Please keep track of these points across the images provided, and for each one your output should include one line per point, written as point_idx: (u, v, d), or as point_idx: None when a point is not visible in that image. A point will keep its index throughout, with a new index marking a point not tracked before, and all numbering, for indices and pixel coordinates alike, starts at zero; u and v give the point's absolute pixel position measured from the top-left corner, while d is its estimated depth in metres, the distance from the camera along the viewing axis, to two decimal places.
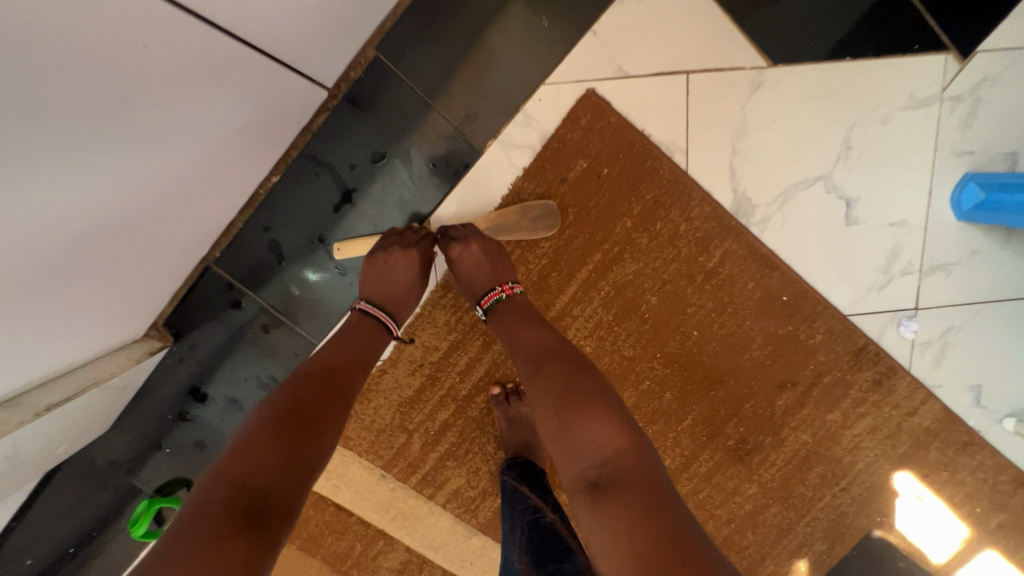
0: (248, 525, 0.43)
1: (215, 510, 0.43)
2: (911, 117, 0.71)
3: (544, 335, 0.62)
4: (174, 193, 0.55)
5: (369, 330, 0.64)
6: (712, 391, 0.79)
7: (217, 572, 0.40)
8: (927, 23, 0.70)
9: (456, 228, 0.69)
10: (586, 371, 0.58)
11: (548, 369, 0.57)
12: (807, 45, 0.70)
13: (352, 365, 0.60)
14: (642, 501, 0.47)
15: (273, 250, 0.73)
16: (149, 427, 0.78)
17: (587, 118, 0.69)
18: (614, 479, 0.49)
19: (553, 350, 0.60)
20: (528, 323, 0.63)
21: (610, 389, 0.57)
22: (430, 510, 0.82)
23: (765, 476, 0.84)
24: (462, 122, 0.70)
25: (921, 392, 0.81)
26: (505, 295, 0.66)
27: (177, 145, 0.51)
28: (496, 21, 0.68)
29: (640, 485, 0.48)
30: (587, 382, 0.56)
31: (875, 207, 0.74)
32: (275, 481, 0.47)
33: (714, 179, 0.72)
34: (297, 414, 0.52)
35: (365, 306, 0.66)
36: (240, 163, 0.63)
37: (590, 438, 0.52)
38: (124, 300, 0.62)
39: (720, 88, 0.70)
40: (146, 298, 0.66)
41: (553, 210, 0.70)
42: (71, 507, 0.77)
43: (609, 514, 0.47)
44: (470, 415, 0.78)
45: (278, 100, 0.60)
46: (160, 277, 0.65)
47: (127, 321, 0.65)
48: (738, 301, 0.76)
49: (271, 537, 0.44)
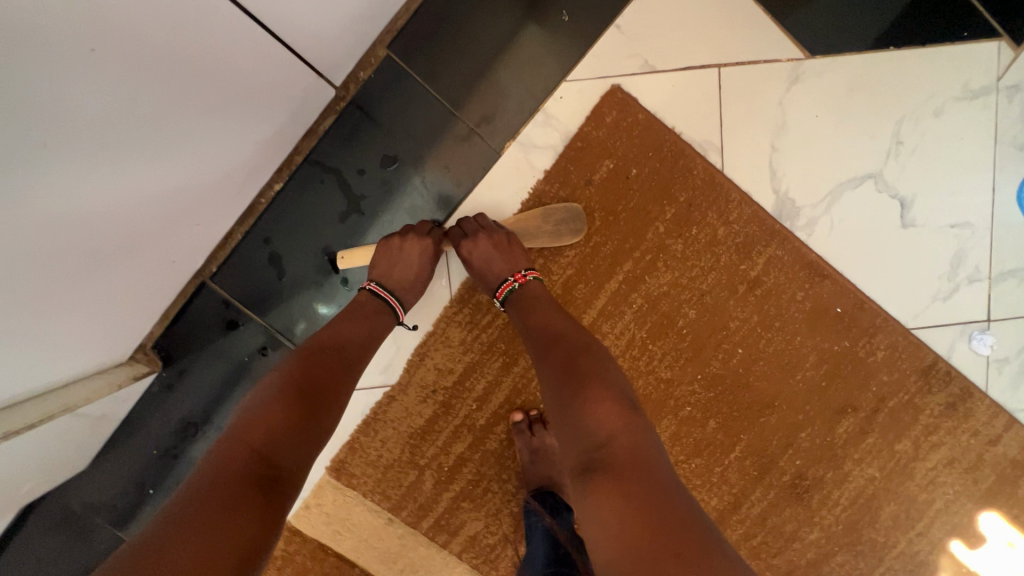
0: (250, 505, 0.39)
1: (215, 489, 0.39)
2: (965, 108, 0.66)
3: (549, 312, 0.56)
4: (172, 186, 0.50)
5: (375, 320, 0.59)
6: (761, 418, 0.70)
7: (227, 543, 0.36)
8: (976, 9, 0.65)
9: (469, 222, 0.64)
10: (592, 349, 0.51)
11: (548, 347, 0.52)
12: (847, 35, 0.65)
13: (364, 341, 0.56)
14: (634, 494, 0.40)
15: (274, 265, 0.67)
16: (130, 467, 0.70)
17: (613, 115, 0.65)
18: (608, 464, 0.43)
19: (558, 326, 0.54)
20: (535, 303, 0.58)
21: (619, 369, 0.50)
22: (443, 560, 0.72)
23: (828, 519, 0.72)
24: (478, 122, 0.66)
25: (1003, 417, 0.71)
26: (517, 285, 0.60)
27: (179, 124, 0.47)
28: (513, 17, 0.65)
29: (635, 475, 0.41)
30: (592, 361, 0.50)
31: (933, 207, 0.67)
32: (285, 452, 0.43)
33: (753, 179, 0.66)
34: (307, 384, 0.48)
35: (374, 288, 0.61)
36: (246, 160, 0.58)
37: (586, 418, 0.46)
38: (112, 314, 0.56)
39: (755, 81, 0.65)
40: (133, 311, 0.59)
41: (578, 213, 0.64)
42: (40, 558, 0.68)
43: (603, 508, 0.40)
44: (488, 449, 0.70)
45: (287, 92, 0.57)
46: (154, 288, 0.60)
47: (111, 338, 0.59)
48: (787, 314, 0.68)
49: (278, 509, 0.40)
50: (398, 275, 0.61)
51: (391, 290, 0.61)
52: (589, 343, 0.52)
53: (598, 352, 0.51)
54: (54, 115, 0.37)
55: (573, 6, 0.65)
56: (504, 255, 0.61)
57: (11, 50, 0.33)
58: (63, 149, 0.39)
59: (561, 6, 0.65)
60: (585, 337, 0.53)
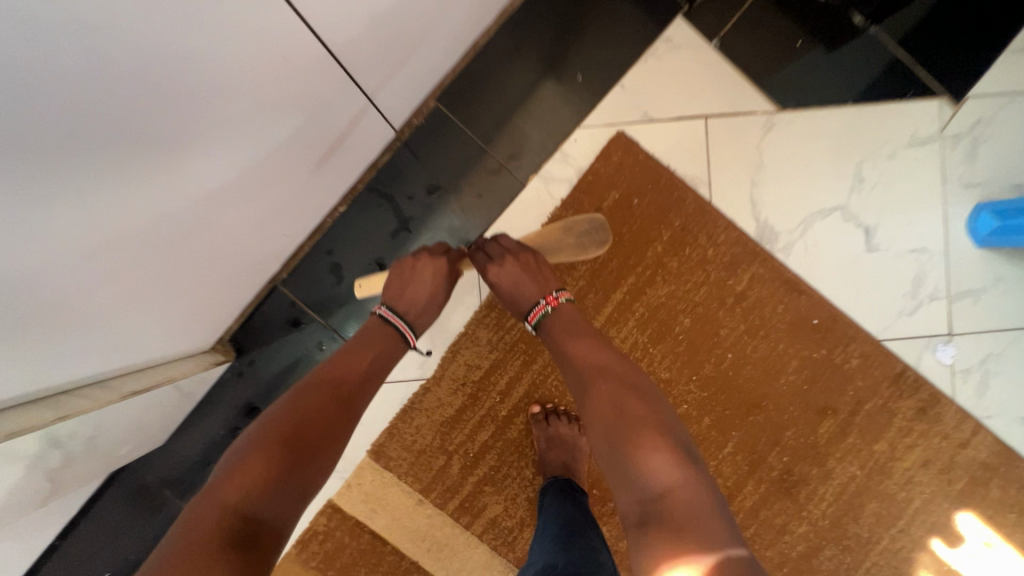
0: (230, 553, 0.42)
1: (199, 538, 0.42)
2: (915, 153, 0.78)
3: (598, 353, 0.61)
4: (213, 196, 0.54)
5: (390, 338, 0.66)
6: (751, 416, 0.79)
7: None
8: (922, 73, 0.78)
9: (493, 246, 0.72)
10: (645, 395, 0.56)
11: (603, 389, 0.56)
12: (812, 93, 0.79)
13: (359, 380, 0.60)
14: (688, 545, 0.43)
15: (334, 273, 0.80)
16: (199, 445, 0.81)
17: (618, 155, 0.79)
18: (662, 516, 0.45)
19: (605, 368, 0.59)
20: (584, 345, 0.62)
21: (669, 417, 0.54)
22: (466, 540, 0.80)
23: (815, 514, 0.80)
24: (507, 159, 0.80)
25: (970, 422, 0.79)
26: (549, 307, 0.67)
27: (223, 141, 0.50)
28: (538, 76, 0.80)
29: (690, 527, 0.44)
30: (645, 406, 0.54)
31: (894, 235, 0.79)
32: (266, 503, 0.47)
33: (737, 209, 0.79)
34: (293, 435, 0.52)
35: (385, 313, 0.68)
36: (291, 172, 0.62)
37: (637, 465, 0.49)
38: (161, 310, 0.60)
39: (737, 129, 0.79)
40: (218, 306, 0.70)
41: (601, 224, 0.71)
42: (117, 522, 0.79)
43: (657, 549, 0.43)
44: (509, 437, 0.80)
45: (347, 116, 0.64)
46: (206, 292, 0.65)
47: (199, 326, 0.70)
48: (770, 324, 0.79)
49: (259, 560, 0.43)
50: (433, 284, 0.71)
51: (426, 294, 0.70)
52: (643, 387, 0.57)
53: (652, 400, 0.55)
54: (99, 136, 0.40)
55: (586, 69, 0.80)
56: (532, 275, 0.69)
57: (70, 80, 0.35)
58: (113, 171, 0.43)
59: (577, 68, 0.80)
60: (639, 383, 0.57)
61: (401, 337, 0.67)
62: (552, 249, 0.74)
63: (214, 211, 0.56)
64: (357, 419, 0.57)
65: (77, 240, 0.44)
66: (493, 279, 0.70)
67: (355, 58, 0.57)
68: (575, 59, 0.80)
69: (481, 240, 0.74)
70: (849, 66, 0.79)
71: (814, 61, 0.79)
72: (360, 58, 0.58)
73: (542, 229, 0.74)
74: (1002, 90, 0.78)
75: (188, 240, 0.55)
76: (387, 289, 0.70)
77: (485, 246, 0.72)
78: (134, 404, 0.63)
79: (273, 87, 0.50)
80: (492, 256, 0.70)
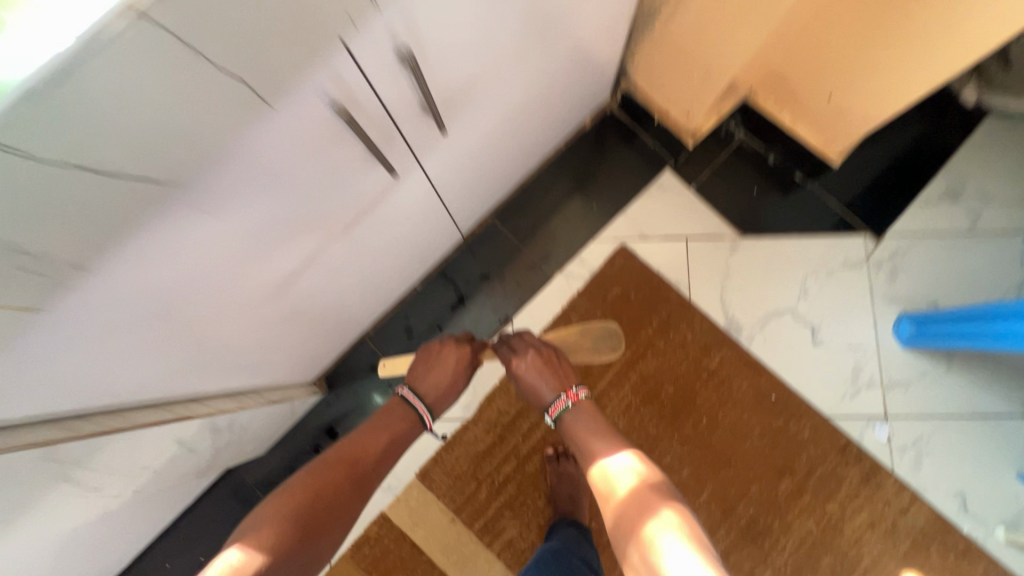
0: None
1: None
2: (847, 273, 1.04)
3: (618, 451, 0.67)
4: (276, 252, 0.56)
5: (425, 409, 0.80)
6: (723, 471, 0.99)
7: None
8: (851, 216, 1.06)
9: (517, 342, 0.85)
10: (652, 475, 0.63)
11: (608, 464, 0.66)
12: (768, 225, 1.07)
13: (374, 464, 0.71)
14: None
15: (408, 333, 1.09)
16: (288, 458, 1.05)
17: (621, 261, 1.07)
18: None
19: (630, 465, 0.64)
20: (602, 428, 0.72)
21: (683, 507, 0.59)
22: (486, 556, 0.99)
23: (778, 561, 0.96)
24: (539, 259, 1.09)
25: (908, 492, 0.96)
26: (568, 401, 0.77)
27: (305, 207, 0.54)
28: (565, 201, 1.11)
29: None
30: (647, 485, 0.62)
31: (835, 334, 1.02)
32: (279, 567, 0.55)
33: (710, 306, 1.04)
34: (311, 509, 0.61)
35: (406, 393, 0.82)
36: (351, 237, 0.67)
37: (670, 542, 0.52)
38: (216, 349, 0.63)
39: (710, 247, 1.07)
40: (326, 353, 0.97)
41: (610, 330, 0.89)
42: (220, 513, 1.02)
43: None
44: (528, 472, 1.01)
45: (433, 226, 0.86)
46: (270, 339, 0.73)
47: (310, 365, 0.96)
48: (737, 396, 1.01)
49: None
50: (457, 365, 0.85)
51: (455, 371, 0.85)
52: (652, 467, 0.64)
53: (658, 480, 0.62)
54: (207, 187, 0.42)
55: (601, 198, 1.10)
56: (554, 368, 0.81)
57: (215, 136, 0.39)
58: (208, 220, 0.45)
59: (594, 197, 1.10)
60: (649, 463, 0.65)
61: (419, 417, 0.80)
62: (569, 348, 0.90)
63: (274, 281, 0.61)
64: (365, 501, 0.68)
65: (151, 277, 0.45)
66: (517, 369, 0.82)
67: (458, 202, 0.87)
68: (593, 191, 1.11)
69: (512, 337, 0.86)
70: (796, 207, 1.07)
71: (770, 202, 1.08)
72: (460, 204, 0.89)
73: (557, 334, 0.91)
74: (911, 232, 1.05)
75: (241, 290, 0.57)
76: (413, 372, 0.84)
77: (513, 341, 0.85)
78: (268, 416, 0.89)
79: (355, 161, 0.54)
80: (517, 347, 0.83)
